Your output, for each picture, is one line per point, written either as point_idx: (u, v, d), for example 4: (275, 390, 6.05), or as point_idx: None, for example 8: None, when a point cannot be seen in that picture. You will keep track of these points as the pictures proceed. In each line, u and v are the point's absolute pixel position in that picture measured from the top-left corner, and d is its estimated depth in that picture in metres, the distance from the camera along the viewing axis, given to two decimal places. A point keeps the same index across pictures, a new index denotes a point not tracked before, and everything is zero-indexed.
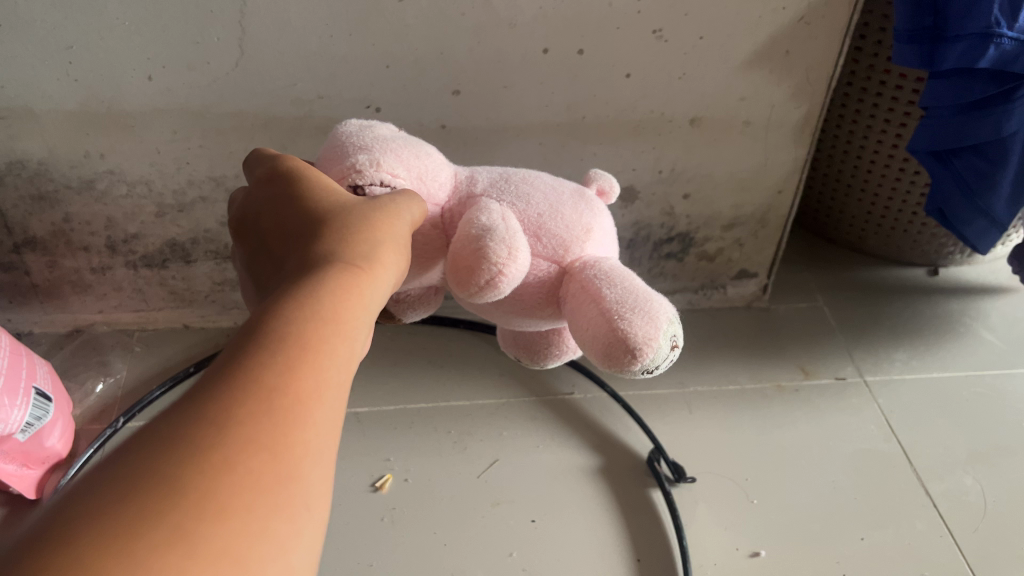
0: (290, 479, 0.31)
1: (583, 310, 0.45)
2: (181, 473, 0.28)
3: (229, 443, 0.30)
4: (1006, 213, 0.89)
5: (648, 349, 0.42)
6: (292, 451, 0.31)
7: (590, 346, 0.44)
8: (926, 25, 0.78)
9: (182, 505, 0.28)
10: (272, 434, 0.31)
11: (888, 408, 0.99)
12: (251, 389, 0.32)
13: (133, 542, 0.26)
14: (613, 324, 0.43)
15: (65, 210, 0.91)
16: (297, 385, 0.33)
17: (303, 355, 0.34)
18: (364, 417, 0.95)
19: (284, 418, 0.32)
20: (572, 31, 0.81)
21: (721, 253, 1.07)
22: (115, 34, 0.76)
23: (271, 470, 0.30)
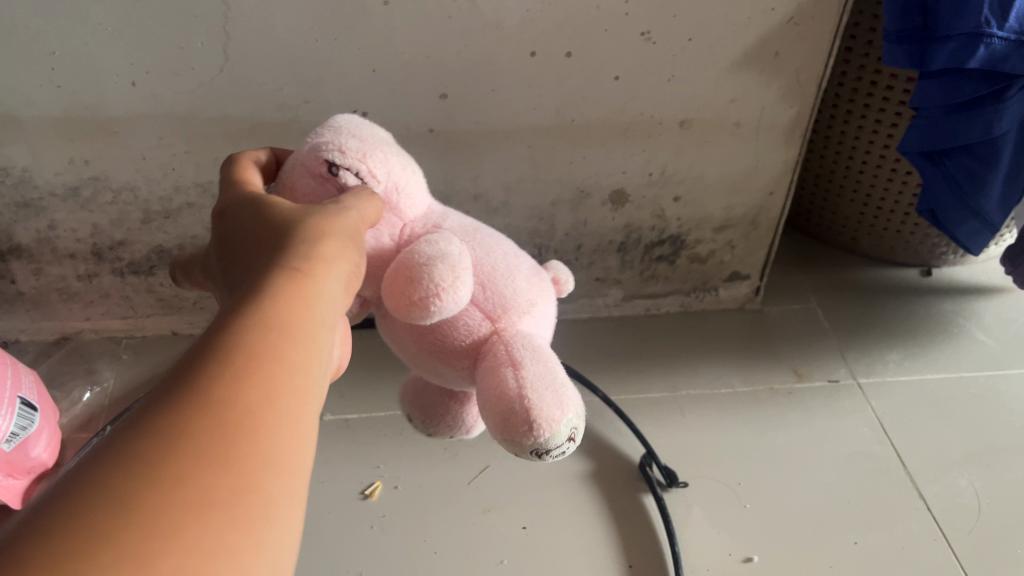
0: (266, 470, 0.30)
1: (496, 370, 0.43)
2: (151, 472, 0.27)
3: (199, 437, 0.29)
4: (998, 213, 0.89)
5: (546, 431, 0.41)
6: (264, 442, 0.30)
7: (494, 413, 0.43)
8: (917, 25, 0.78)
9: (156, 502, 0.26)
10: (242, 423, 0.30)
11: (881, 410, 0.98)
12: (213, 381, 0.31)
13: (108, 543, 0.25)
14: (522, 395, 0.42)
15: (50, 217, 0.90)
16: (262, 377, 0.32)
17: (263, 346, 0.33)
18: (354, 424, 0.94)
19: (252, 410, 0.31)
20: (560, 33, 0.80)
21: (712, 255, 1.07)
22: (98, 40, 0.75)
23: (244, 459, 0.29)
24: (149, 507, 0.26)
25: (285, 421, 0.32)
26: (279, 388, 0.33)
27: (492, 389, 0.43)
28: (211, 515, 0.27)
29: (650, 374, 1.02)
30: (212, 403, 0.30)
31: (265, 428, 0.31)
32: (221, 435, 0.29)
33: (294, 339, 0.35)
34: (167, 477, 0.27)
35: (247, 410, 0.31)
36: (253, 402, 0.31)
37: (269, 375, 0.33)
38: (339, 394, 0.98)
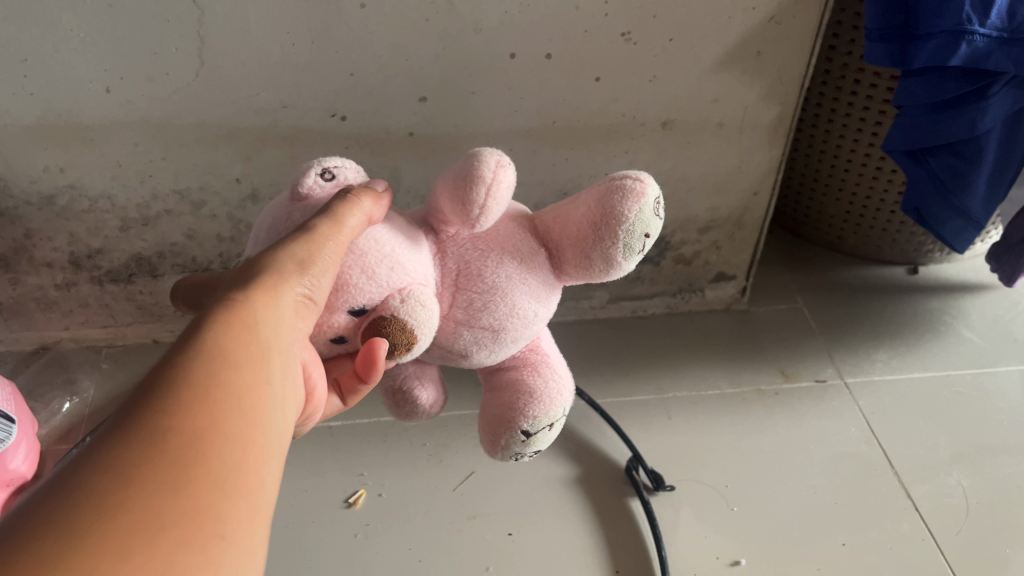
0: (236, 479, 0.31)
1: (578, 203, 0.48)
2: (138, 472, 0.28)
3: (154, 464, 0.28)
4: (982, 210, 0.89)
5: (642, 178, 0.47)
6: (234, 454, 0.31)
7: (593, 214, 0.47)
8: (897, 23, 0.77)
9: (146, 505, 0.27)
10: (193, 447, 0.30)
11: (868, 410, 0.97)
12: (159, 408, 0.30)
13: (100, 542, 0.25)
14: (609, 183, 0.47)
15: (26, 226, 0.89)
16: (232, 389, 0.33)
17: (209, 369, 0.33)
18: (338, 431, 0.94)
19: (222, 418, 0.32)
20: (540, 35, 0.79)
21: (697, 256, 1.06)
22: (69, 46, 0.74)
23: (220, 469, 0.30)
24: (102, 540, 0.25)
25: (236, 444, 0.31)
26: (226, 411, 0.32)
27: (572, 217, 0.48)
28: (166, 541, 0.27)
29: (636, 376, 1.02)
30: (159, 427, 0.29)
31: (215, 451, 0.30)
32: (172, 459, 0.29)
33: (239, 364, 0.34)
34: (119, 508, 0.26)
35: (196, 434, 0.30)
36: (201, 427, 0.30)
37: (214, 393, 0.32)
38: None
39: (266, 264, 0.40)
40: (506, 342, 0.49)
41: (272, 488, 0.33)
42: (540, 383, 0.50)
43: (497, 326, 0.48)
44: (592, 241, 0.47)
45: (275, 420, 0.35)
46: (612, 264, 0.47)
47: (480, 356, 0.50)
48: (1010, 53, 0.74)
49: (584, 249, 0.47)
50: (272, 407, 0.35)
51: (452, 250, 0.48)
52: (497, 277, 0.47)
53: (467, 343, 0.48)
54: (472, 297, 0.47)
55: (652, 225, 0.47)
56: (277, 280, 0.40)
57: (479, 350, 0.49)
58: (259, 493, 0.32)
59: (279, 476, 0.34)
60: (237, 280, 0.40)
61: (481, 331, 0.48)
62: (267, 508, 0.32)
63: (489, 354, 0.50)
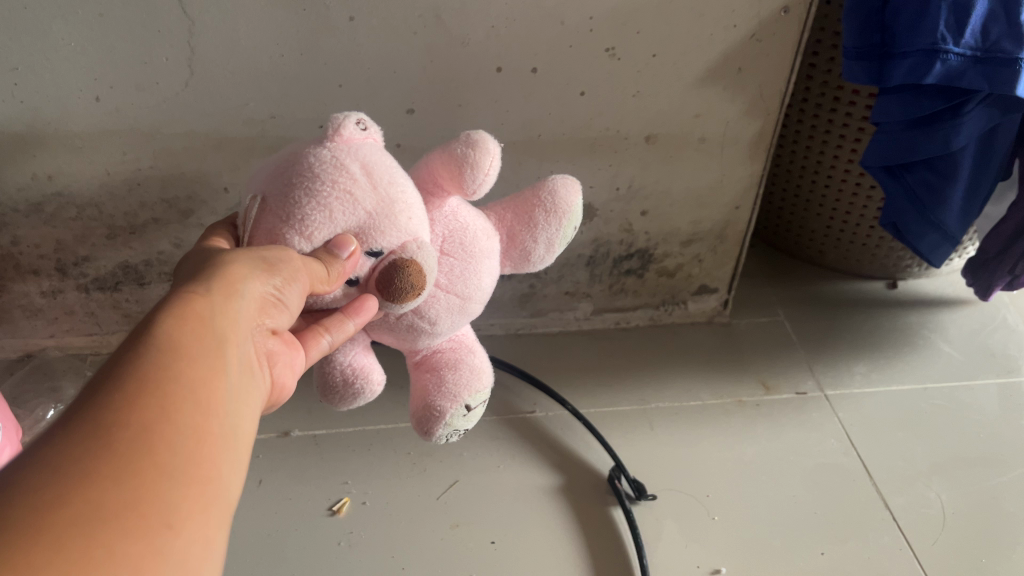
0: (185, 465, 0.34)
1: (525, 197, 0.61)
2: (90, 462, 0.31)
3: (104, 456, 0.32)
4: (959, 226, 0.90)
5: (570, 179, 0.62)
6: (184, 444, 0.35)
7: (543, 201, 0.60)
8: (874, 42, 0.80)
9: (96, 490, 0.31)
10: (143, 439, 0.33)
11: (848, 422, 0.99)
12: (113, 401, 0.34)
13: (54, 524, 0.29)
14: (547, 181, 0.61)
15: (13, 233, 0.89)
16: (185, 384, 0.37)
17: (161, 364, 0.37)
18: (322, 439, 0.94)
19: (174, 410, 0.35)
20: (525, 50, 0.81)
21: (680, 269, 1.07)
22: (60, 55, 0.75)
23: (168, 459, 0.34)
24: (54, 531, 0.29)
25: (188, 433, 0.35)
26: (179, 407, 0.36)
27: (510, 206, 0.61)
28: (112, 528, 0.30)
29: (620, 388, 1.02)
30: (111, 421, 0.33)
31: (163, 441, 0.34)
32: (122, 451, 0.32)
33: (192, 355, 0.39)
34: (74, 498, 0.30)
35: (145, 426, 0.34)
36: (152, 419, 0.34)
37: (167, 387, 0.36)
38: (306, 409, 0.98)
39: (228, 262, 0.45)
40: (464, 313, 0.59)
41: (226, 474, 0.37)
42: (473, 356, 0.60)
43: (465, 293, 0.57)
44: (531, 223, 0.60)
45: (228, 412, 0.39)
46: (552, 245, 0.61)
47: (444, 325, 0.58)
48: (984, 72, 0.75)
49: (521, 228, 0.60)
50: (226, 397, 0.39)
51: (438, 219, 0.56)
52: (473, 250, 0.57)
53: (438, 309, 0.57)
54: (453, 264, 0.56)
55: (580, 213, 0.62)
56: (242, 279, 0.45)
57: (446, 317, 0.57)
58: (210, 480, 0.35)
59: (233, 462, 0.38)
60: (202, 275, 0.45)
61: (454, 298, 0.57)
62: (220, 493, 0.36)
63: (451, 324, 0.58)
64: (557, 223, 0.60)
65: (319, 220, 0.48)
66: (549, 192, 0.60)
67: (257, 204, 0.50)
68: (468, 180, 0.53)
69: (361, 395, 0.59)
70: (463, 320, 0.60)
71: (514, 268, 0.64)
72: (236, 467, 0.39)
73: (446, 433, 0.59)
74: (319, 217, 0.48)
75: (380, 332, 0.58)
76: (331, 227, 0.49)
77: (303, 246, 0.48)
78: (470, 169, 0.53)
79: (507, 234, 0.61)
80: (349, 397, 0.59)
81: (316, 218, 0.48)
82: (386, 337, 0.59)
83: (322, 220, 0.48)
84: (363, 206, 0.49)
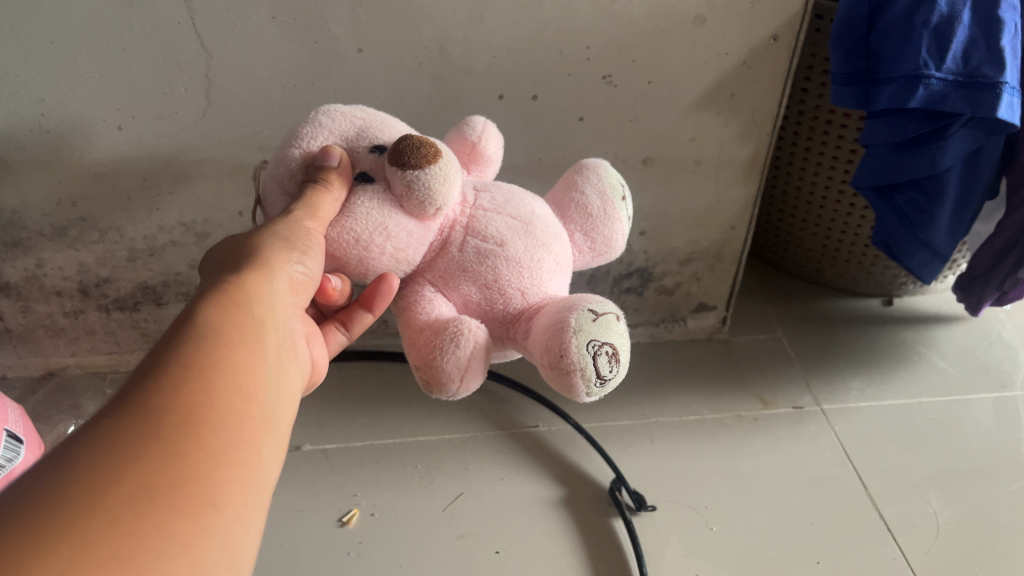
0: (226, 449, 0.37)
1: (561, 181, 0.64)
2: (138, 442, 0.34)
3: (151, 438, 0.35)
4: (947, 243, 0.94)
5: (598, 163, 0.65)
6: (224, 428, 0.38)
7: (574, 169, 0.63)
8: (860, 68, 0.84)
9: (145, 468, 0.33)
10: (187, 420, 0.36)
11: (843, 436, 1.01)
12: (158, 386, 0.37)
13: (107, 498, 0.32)
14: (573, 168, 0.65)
15: (38, 257, 0.93)
16: (224, 371, 0.40)
17: (205, 352, 0.40)
18: (333, 454, 0.97)
19: (215, 394, 0.38)
20: (525, 79, 0.85)
21: (679, 287, 1.10)
22: (85, 87, 0.79)
23: (210, 439, 0.37)
24: (108, 506, 0.31)
25: (228, 416, 0.38)
26: (219, 390, 0.39)
27: (551, 195, 0.63)
28: (159, 505, 0.33)
29: (621, 403, 1.05)
30: (158, 404, 0.36)
31: (206, 425, 0.37)
32: (167, 434, 0.35)
33: (234, 343, 0.42)
34: (125, 476, 0.33)
35: (190, 409, 0.37)
36: (195, 404, 0.37)
37: (210, 373, 0.39)
38: (317, 425, 1.01)
39: (253, 251, 0.49)
40: (537, 241, 0.55)
41: (265, 455, 0.40)
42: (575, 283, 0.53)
43: (522, 216, 0.56)
44: (569, 183, 0.62)
45: (265, 398, 0.42)
46: (602, 191, 0.61)
47: (517, 246, 0.54)
48: (966, 96, 0.78)
49: (566, 193, 0.61)
50: (264, 382, 0.42)
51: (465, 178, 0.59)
52: (511, 190, 0.58)
53: (498, 227, 0.54)
54: (494, 196, 0.57)
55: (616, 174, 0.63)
56: (268, 265, 0.48)
57: (517, 240, 0.54)
58: (247, 465, 0.38)
59: (272, 445, 0.41)
60: (230, 266, 0.48)
61: (510, 219, 0.55)
62: (256, 475, 0.38)
63: (527, 247, 0.54)
64: (595, 175, 0.62)
65: (313, 130, 0.54)
66: (577, 166, 0.64)
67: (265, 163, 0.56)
68: (465, 131, 0.60)
69: (462, 333, 0.49)
70: (544, 252, 0.55)
71: (596, 248, 0.61)
72: (276, 448, 0.42)
73: (588, 354, 0.48)
74: (312, 127, 0.55)
75: (461, 279, 0.53)
76: (327, 132, 0.54)
77: (302, 152, 0.53)
78: (465, 124, 0.60)
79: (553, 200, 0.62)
80: (448, 345, 0.49)
81: (310, 131, 0.54)
82: (468, 294, 0.54)
83: (315, 129, 0.54)
84: (352, 116, 0.56)
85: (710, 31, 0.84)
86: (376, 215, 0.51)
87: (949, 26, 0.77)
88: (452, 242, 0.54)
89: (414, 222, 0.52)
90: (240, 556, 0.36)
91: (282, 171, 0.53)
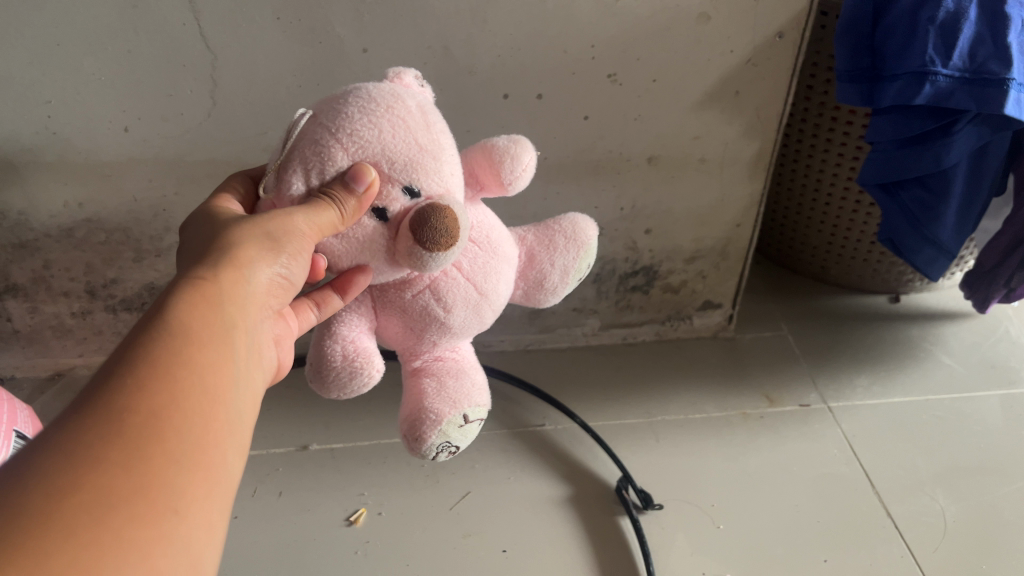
0: (190, 453, 0.37)
1: (546, 224, 0.66)
2: (102, 448, 0.34)
3: (112, 444, 0.35)
4: (953, 239, 0.92)
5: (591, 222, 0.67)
6: (189, 431, 0.38)
7: (564, 228, 0.65)
8: (865, 65, 0.83)
9: (105, 477, 0.33)
10: (151, 424, 0.36)
11: (851, 433, 1.01)
12: (126, 386, 0.37)
13: (65, 508, 0.32)
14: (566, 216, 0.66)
15: (45, 257, 0.94)
16: (189, 370, 0.40)
17: (174, 351, 0.40)
18: (339, 453, 0.97)
19: (180, 394, 0.38)
20: (529, 77, 0.84)
21: (684, 285, 1.10)
22: (90, 89, 0.79)
23: (174, 443, 0.37)
24: (66, 514, 0.32)
25: (195, 419, 0.38)
26: (187, 391, 0.39)
27: (531, 230, 0.65)
28: (118, 515, 0.33)
29: (627, 401, 1.05)
30: (124, 406, 0.36)
31: (172, 427, 0.37)
32: (132, 436, 0.35)
33: (202, 342, 0.42)
34: (84, 484, 0.33)
35: (156, 413, 0.37)
36: (161, 405, 0.37)
37: (177, 373, 0.39)
38: (323, 424, 1.01)
39: (237, 242, 0.48)
40: (477, 314, 0.60)
41: (230, 458, 0.40)
42: (473, 375, 0.60)
43: (483, 289, 0.59)
44: (550, 244, 0.64)
45: (233, 399, 0.42)
46: (568, 269, 0.64)
47: (455, 317, 0.59)
48: (972, 93, 0.77)
49: (541, 249, 0.64)
50: (233, 383, 0.42)
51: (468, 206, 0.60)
52: (495, 243, 0.60)
53: (455, 297, 0.58)
54: (477, 254, 0.58)
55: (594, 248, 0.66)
56: (251, 261, 0.48)
57: (461, 311, 0.59)
58: (212, 470, 0.38)
59: (236, 448, 0.41)
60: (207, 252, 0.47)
61: (471, 289, 0.59)
62: (221, 478, 0.39)
63: (463, 320, 0.59)
64: (575, 251, 0.64)
65: (367, 136, 0.51)
66: (570, 224, 0.65)
67: (306, 115, 0.52)
68: (504, 168, 0.57)
69: (358, 377, 0.56)
70: (474, 322, 0.60)
71: (526, 300, 0.65)
72: (240, 450, 0.42)
73: (435, 448, 0.57)
74: (369, 132, 0.51)
75: (394, 312, 0.59)
76: (377, 145, 0.51)
77: (344, 159, 0.51)
78: (511, 159, 0.57)
79: (527, 246, 0.64)
80: (344, 376, 0.56)
81: (365, 134, 0.51)
82: (395, 323, 0.60)
83: (370, 137, 0.51)
84: (411, 136, 0.52)
85: (715, 29, 0.84)
86: (362, 251, 0.53)
87: (956, 23, 0.77)
88: (410, 285, 0.58)
89: (389, 264, 0.54)
90: (200, 563, 0.36)
91: (317, 163, 0.51)
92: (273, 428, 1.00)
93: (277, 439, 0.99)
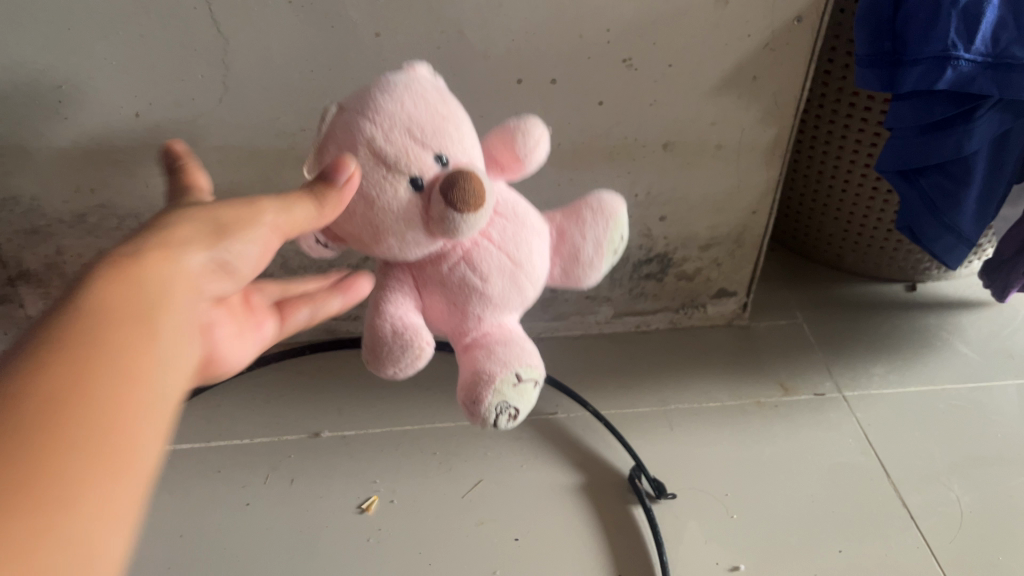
0: (78, 440, 0.32)
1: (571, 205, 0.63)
2: None
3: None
4: (973, 228, 0.91)
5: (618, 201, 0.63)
6: (79, 413, 0.33)
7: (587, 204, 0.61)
8: (885, 50, 0.82)
9: None
10: (33, 408, 0.32)
11: (866, 423, 1.00)
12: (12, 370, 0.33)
13: None
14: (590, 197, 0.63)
15: (58, 243, 0.93)
16: (86, 351, 0.35)
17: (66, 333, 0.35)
18: (352, 440, 0.97)
19: (74, 376, 0.34)
20: (544, 62, 0.84)
21: (699, 273, 1.09)
22: (103, 74, 0.79)
23: (60, 429, 0.32)
24: None
25: (89, 403, 0.33)
26: (81, 373, 0.34)
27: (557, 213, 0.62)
28: None
29: (640, 390, 1.05)
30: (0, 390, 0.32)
31: (57, 412, 0.32)
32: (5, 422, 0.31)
33: (107, 321, 0.37)
34: None
35: (39, 395, 0.32)
36: (49, 388, 0.33)
37: (70, 354, 0.34)
38: (336, 411, 1.01)
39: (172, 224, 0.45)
40: (519, 285, 0.57)
41: (141, 446, 0.35)
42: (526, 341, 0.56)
43: (521, 255, 0.56)
44: (576, 216, 0.61)
45: (143, 382, 0.37)
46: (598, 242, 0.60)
47: (496, 286, 0.56)
48: (995, 78, 0.77)
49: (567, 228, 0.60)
50: (147, 367, 0.37)
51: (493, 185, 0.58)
52: (525, 216, 0.58)
53: (491, 264, 0.55)
54: (505, 223, 0.56)
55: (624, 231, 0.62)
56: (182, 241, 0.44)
57: (501, 279, 0.56)
58: (104, 460, 0.33)
59: (149, 438, 0.36)
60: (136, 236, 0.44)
61: (508, 256, 0.56)
62: (120, 471, 0.34)
63: (505, 288, 0.56)
64: (604, 221, 0.60)
65: (391, 107, 0.51)
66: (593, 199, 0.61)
67: (334, 105, 0.53)
68: (518, 141, 0.57)
69: (409, 350, 0.54)
70: (522, 290, 0.57)
71: (566, 282, 0.61)
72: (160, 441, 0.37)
73: (495, 410, 0.53)
74: (391, 104, 0.51)
75: (433, 288, 0.57)
76: (400, 119, 0.51)
77: (375, 133, 0.51)
78: (522, 134, 0.57)
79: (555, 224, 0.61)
80: (396, 352, 0.54)
81: (388, 110, 0.51)
82: (438, 302, 0.57)
83: (394, 109, 0.51)
84: (433, 107, 0.52)
85: (732, 13, 0.82)
86: (398, 222, 0.52)
87: (979, 6, 0.75)
88: (446, 258, 0.56)
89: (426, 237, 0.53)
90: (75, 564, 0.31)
91: (349, 146, 0.51)
92: (285, 415, 1.00)
93: (290, 426, 0.98)
